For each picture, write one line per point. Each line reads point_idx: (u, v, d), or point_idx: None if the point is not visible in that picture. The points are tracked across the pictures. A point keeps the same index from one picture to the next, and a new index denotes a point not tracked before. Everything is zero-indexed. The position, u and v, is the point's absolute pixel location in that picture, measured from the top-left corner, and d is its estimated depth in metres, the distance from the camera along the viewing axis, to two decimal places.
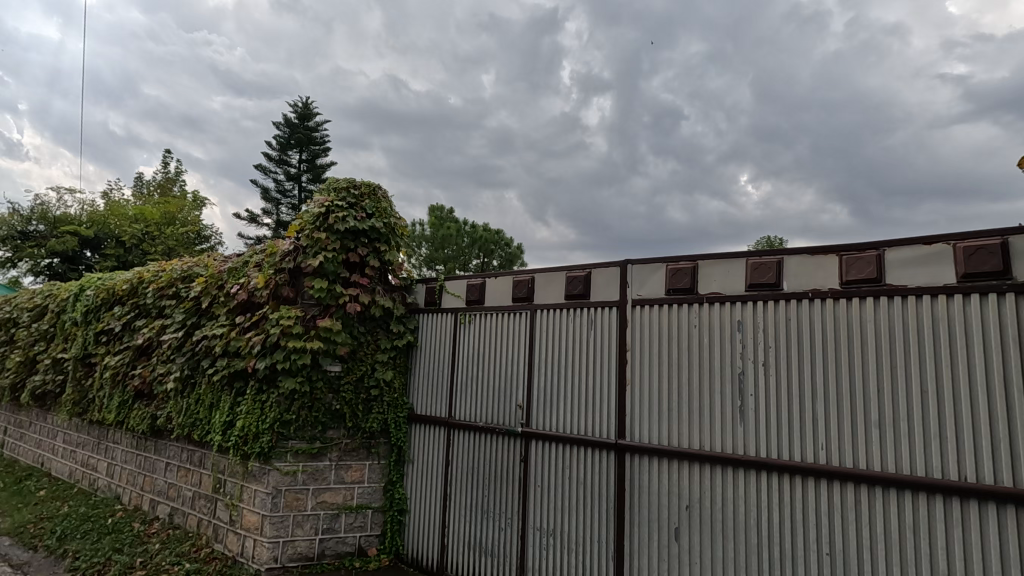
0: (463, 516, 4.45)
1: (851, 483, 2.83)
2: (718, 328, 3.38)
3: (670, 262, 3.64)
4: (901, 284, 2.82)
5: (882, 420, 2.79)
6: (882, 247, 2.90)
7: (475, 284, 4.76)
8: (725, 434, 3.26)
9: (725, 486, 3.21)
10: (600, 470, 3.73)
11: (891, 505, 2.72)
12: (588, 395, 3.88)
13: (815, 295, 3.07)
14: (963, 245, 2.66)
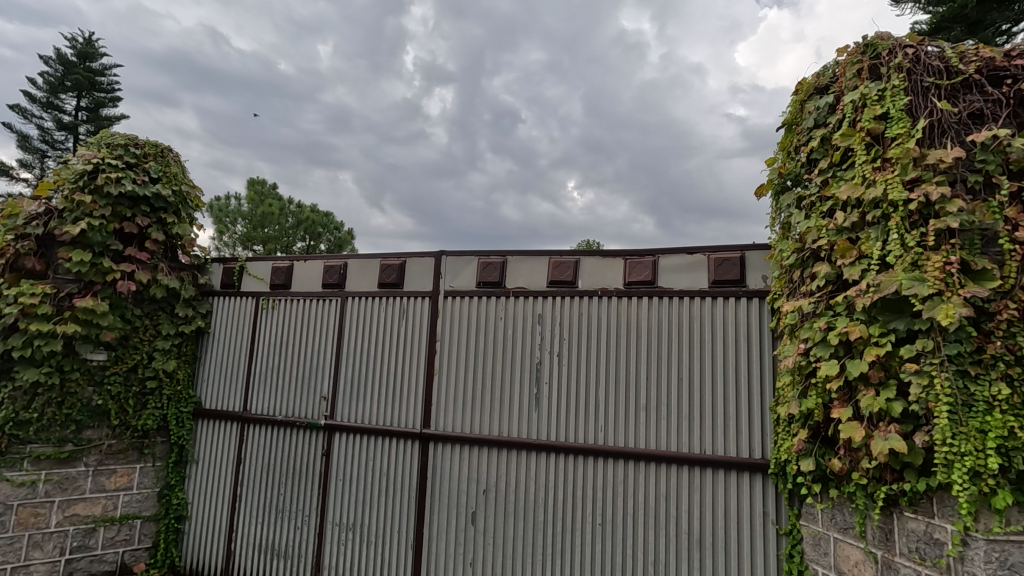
0: (254, 518, 4.10)
1: (621, 460, 3.21)
2: (521, 321, 3.58)
3: (482, 256, 3.75)
4: (668, 287, 3.28)
5: (648, 404, 3.21)
6: (657, 254, 3.33)
7: (281, 266, 4.40)
8: (522, 421, 3.46)
9: (520, 468, 3.42)
10: (404, 461, 3.71)
11: (650, 477, 3.15)
12: (396, 385, 3.83)
13: (602, 294, 3.41)
14: (715, 256, 3.18)
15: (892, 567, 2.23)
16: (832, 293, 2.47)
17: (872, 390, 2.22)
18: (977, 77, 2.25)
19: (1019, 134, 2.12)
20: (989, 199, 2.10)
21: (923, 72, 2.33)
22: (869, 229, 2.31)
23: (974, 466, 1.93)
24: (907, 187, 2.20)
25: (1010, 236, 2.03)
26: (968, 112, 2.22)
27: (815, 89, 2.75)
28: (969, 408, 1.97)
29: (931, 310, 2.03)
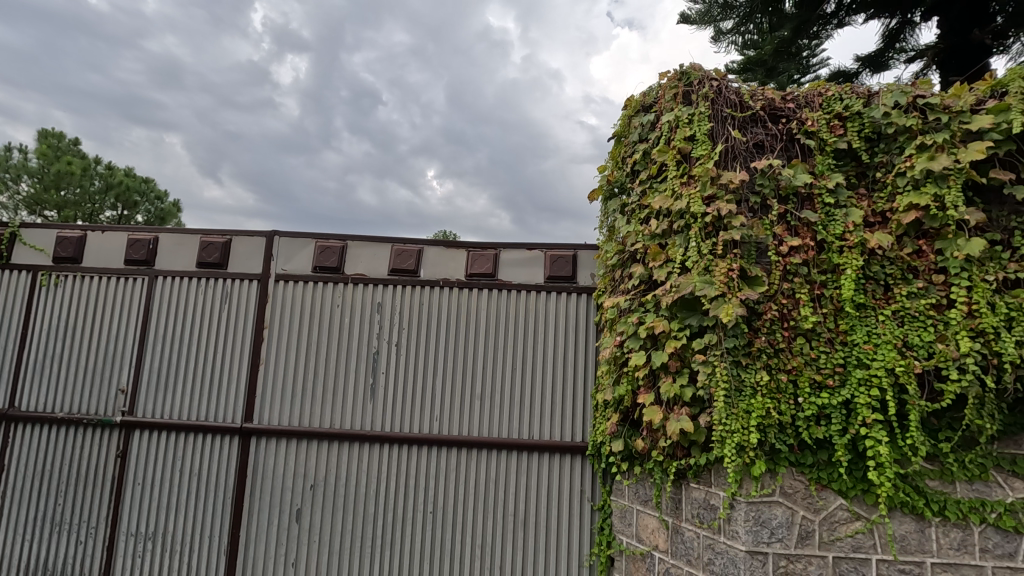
0: (22, 534, 3.43)
1: (455, 448, 3.26)
2: (358, 309, 3.45)
3: (320, 239, 3.54)
4: (507, 280, 3.41)
5: (483, 393, 3.31)
6: (499, 248, 3.45)
7: (70, 237, 3.71)
8: (356, 412, 3.35)
9: (351, 461, 3.30)
10: (221, 458, 3.37)
11: (482, 463, 3.25)
12: (214, 375, 3.46)
13: (444, 284, 3.42)
14: (551, 253, 3.39)
15: (679, 531, 2.60)
16: (644, 292, 2.78)
17: (670, 377, 2.54)
18: (762, 113, 2.65)
19: (788, 165, 2.55)
20: (764, 217, 2.49)
21: (723, 103, 2.69)
22: (675, 237, 2.62)
23: (740, 441, 2.29)
24: (705, 202, 2.53)
25: (776, 249, 2.43)
26: (754, 142, 2.62)
27: (640, 107, 3.04)
28: (740, 393, 2.33)
29: (716, 309, 2.36)
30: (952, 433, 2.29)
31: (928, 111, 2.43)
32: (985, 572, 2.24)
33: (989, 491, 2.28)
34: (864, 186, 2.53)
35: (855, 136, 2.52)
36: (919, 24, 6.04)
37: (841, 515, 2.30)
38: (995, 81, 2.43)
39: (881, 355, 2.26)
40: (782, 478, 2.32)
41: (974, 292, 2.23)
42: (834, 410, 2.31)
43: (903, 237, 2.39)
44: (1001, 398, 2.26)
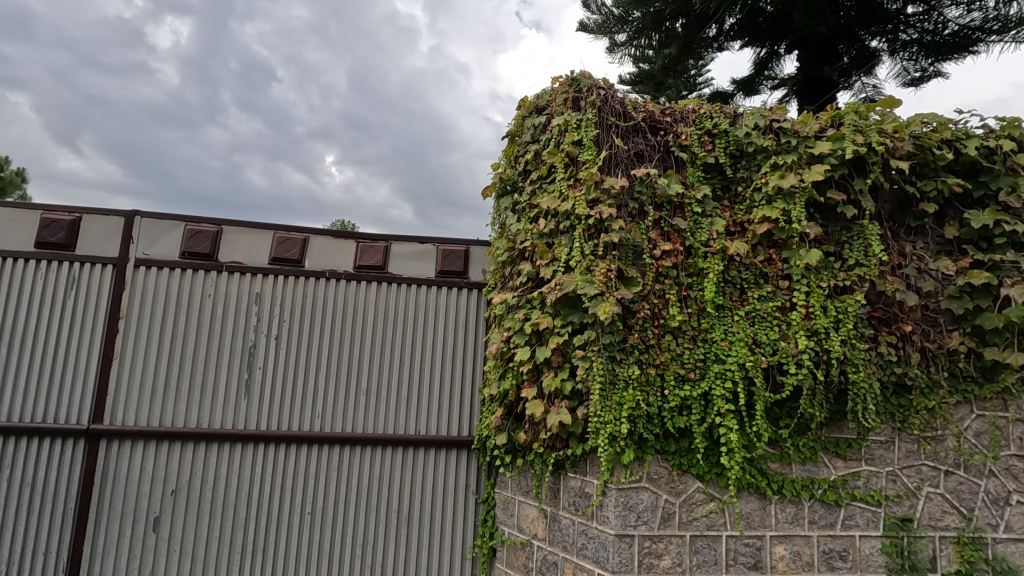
0: None
1: (337, 445, 3.15)
2: (234, 299, 3.20)
3: (191, 222, 3.24)
4: (397, 274, 3.35)
5: (369, 388, 3.23)
6: (390, 240, 3.38)
7: None
8: (227, 410, 3.12)
9: (221, 462, 3.07)
10: (62, 464, 2.99)
11: (365, 460, 3.17)
12: (55, 370, 3.05)
13: (330, 276, 3.29)
14: (443, 248, 3.39)
15: (556, 519, 2.73)
16: (531, 289, 2.86)
17: (552, 371, 2.64)
18: (643, 124, 2.83)
19: (664, 174, 2.74)
20: (641, 222, 2.65)
21: (608, 111, 2.83)
22: (561, 237, 2.73)
23: (612, 431, 2.44)
24: (589, 204, 2.65)
25: (650, 252, 2.60)
26: (635, 151, 2.79)
27: (533, 108, 3.12)
28: (614, 386, 2.48)
29: (595, 306, 2.49)
30: (790, 420, 2.60)
31: (781, 134, 2.73)
32: (812, 541, 2.57)
33: (818, 470, 2.61)
34: (727, 199, 2.78)
35: (721, 152, 2.77)
36: (784, 56, 6.75)
37: (698, 497, 2.53)
38: (834, 113, 2.79)
39: (735, 351, 2.52)
40: (649, 465, 2.51)
41: (811, 297, 2.55)
42: (695, 401, 2.52)
43: (757, 246, 2.66)
44: (829, 389, 2.60)
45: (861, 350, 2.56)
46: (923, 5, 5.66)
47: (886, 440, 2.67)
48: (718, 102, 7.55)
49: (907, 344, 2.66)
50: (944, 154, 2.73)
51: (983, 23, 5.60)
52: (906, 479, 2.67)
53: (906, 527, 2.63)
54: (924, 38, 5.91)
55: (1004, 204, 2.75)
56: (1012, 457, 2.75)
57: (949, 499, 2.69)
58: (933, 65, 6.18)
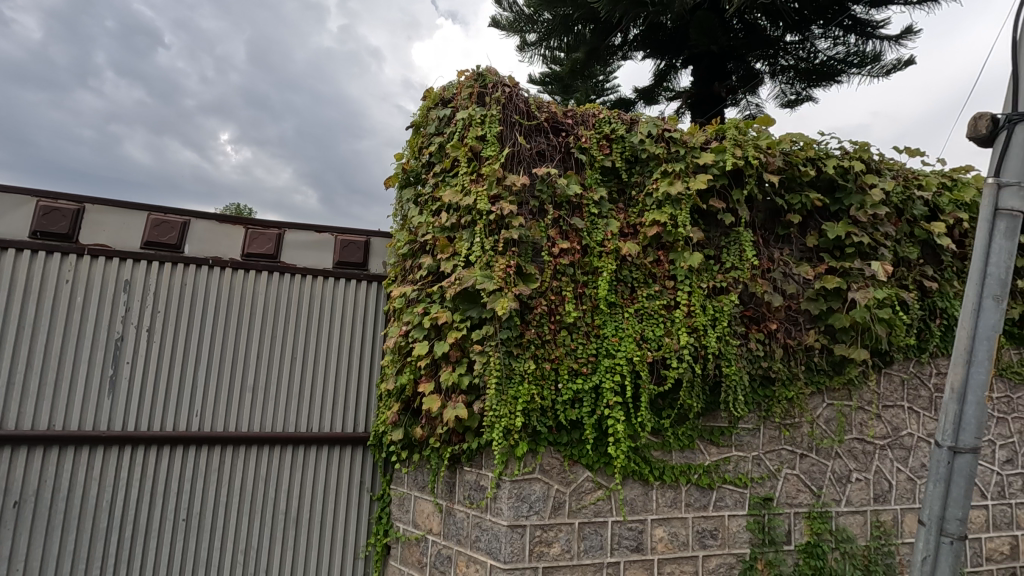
0: None
1: (218, 445, 2.95)
2: (98, 287, 2.87)
3: (45, 198, 2.86)
4: (291, 263, 3.18)
5: (256, 384, 3.05)
6: (283, 227, 3.20)
7: None
8: (87, 409, 2.79)
9: (78, 468, 2.75)
10: None
11: (250, 460, 2.99)
12: None
13: (214, 263, 3.05)
14: (341, 238, 3.28)
15: (451, 513, 2.74)
16: (431, 283, 2.85)
17: (450, 366, 2.64)
18: (545, 124, 2.90)
19: (564, 175, 2.83)
20: (540, 220, 2.72)
21: (512, 109, 2.87)
22: (462, 231, 2.73)
23: (506, 425, 2.49)
24: (491, 200, 2.67)
25: (549, 250, 2.67)
26: (536, 150, 2.86)
27: (439, 100, 3.09)
28: (509, 379, 2.53)
29: (493, 302, 2.52)
30: (671, 411, 2.79)
31: (672, 144, 2.91)
32: (688, 522, 2.79)
33: (695, 456, 2.83)
34: (622, 202, 2.92)
35: (617, 157, 2.90)
36: (680, 70, 7.20)
37: (587, 486, 2.64)
38: (718, 126, 3.02)
39: (624, 347, 2.65)
40: (541, 456, 2.58)
41: (692, 297, 2.76)
42: (586, 394, 2.63)
43: (648, 247, 2.82)
44: (706, 382, 2.82)
45: (733, 346, 2.81)
46: (799, 35, 6.27)
47: (752, 428, 2.95)
48: (621, 108, 7.90)
49: (772, 341, 2.94)
50: (808, 171, 3.05)
51: (846, 57, 6.31)
52: (769, 462, 2.96)
53: (767, 506, 2.92)
54: (799, 65, 6.56)
55: (854, 218, 3.13)
56: (853, 440, 3.15)
57: (803, 479, 3.02)
58: (805, 90, 6.88)
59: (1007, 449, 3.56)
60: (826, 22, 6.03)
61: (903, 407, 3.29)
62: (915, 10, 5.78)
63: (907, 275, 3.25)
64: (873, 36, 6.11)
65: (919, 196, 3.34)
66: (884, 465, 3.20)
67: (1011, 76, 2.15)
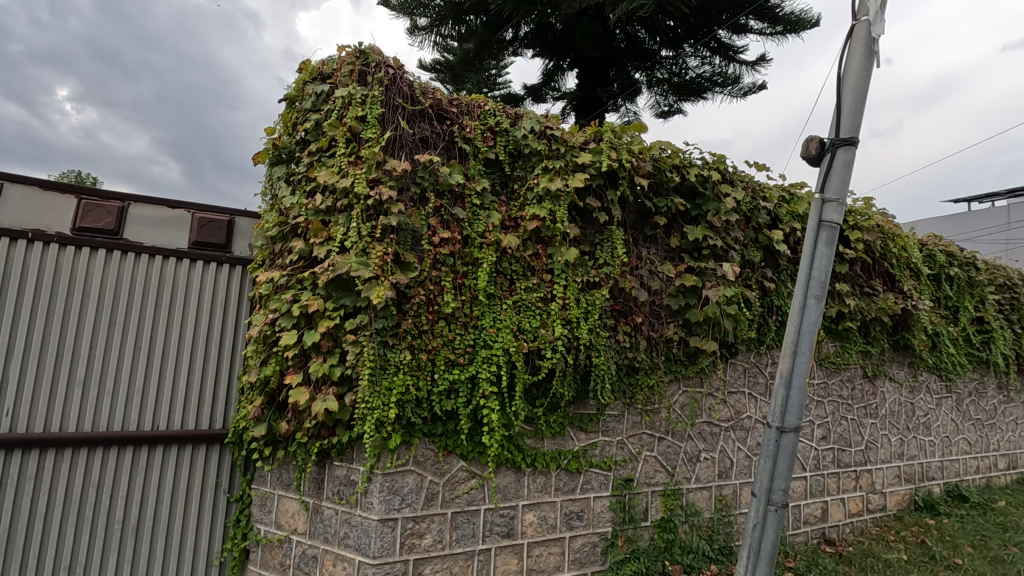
0: None
1: (36, 449, 2.53)
2: None
3: None
4: (136, 241, 2.83)
5: (88, 378, 2.67)
6: (127, 200, 2.82)
7: None
8: None
9: None
10: None
11: (78, 465, 2.61)
12: None
13: (36, 237, 2.61)
14: (199, 215, 2.97)
15: (318, 511, 2.61)
16: (302, 268, 2.69)
17: (320, 357, 2.51)
18: (429, 111, 2.85)
19: (447, 164, 2.80)
20: (421, 208, 2.67)
21: (396, 92, 2.78)
22: (338, 216, 2.61)
23: (379, 417, 2.43)
24: (369, 184, 2.57)
25: (429, 239, 2.63)
26: (420, 136, 2.80)
27: (317, 74, 2.90)
28: (384, 370, 2.46)
29: (368, 290, 2.44)
30: (544, 400, 2.88)
31: (553, 141, 3.00)
32: (556, 506, 2.91)
33: (565, 442, 2.96)
34: (505, 194, 2.95)
35: (501, 150, 2.93)
36: (567, 71, 7.44)
37: (461, 475, 2.66)
38: (596, 128, 3.16)
39: (501, 337, 2.69)
40: (415, 448, 2.55)
41: (567, 290, 2.87)
42: (462, 384, 2.63)
43: (527, 241, 2.88)
44: (577, 371, 2.95)
45: (602, 338, 2.97)
46: (673, 51, 6.74)
47: (618, 414, 3.15)
48: (510, 104, 7.98)
49: (638, 333, 3.16)
50: (674, 177, 3.31)
51: (712, 76, 6.94)
52: (631, 446, 3.18)
53: (627, 486, 3.15)
54: (672, 79, 7.08)
55: (710, 223, 3.45)
56: (703, 424, 3.49)
57: (660, 460, 3.29)
58: (677, 103, 7.45)
59: (823, 427, 4.17)
60: (696, 42, 6.56)
61: (745, 393, 3.71)
62: (768, 41, 6.48)
63: (751, 277, 3.66)
64: (734, 60, 6.77)
65: (763, 206, 3.77)
66: (727, 445, 3.59)
67: (835, 107, 2.50)
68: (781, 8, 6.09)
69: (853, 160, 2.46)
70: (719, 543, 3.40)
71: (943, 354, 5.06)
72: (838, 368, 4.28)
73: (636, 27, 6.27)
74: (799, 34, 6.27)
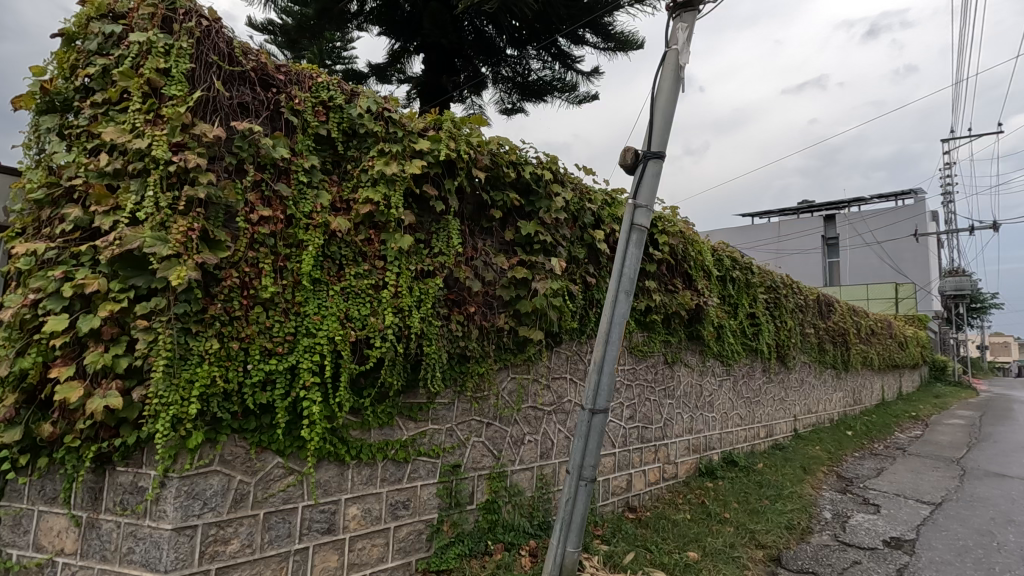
0: None
1: None
2: None
3: None
4: None
5: None
6: None
7: None
8: None
9: None
10: None
11: None
12: None
13: None
14: None
15: (94, 525, 2.23)
16: (79, 241, 2.26)
17: (101, 347, 2.14)
18: (251, 74, 2.57)
19: (270, 135, 2.56)
20: (237, 181, 2.41)
21: (210, 48, 2.47)
22: (129, 181, 2.24)
23: (176, 413, 2.15)
24: (172, 149, 2.25)
25: (246, 216, 2.39)
26: (238, 101, 2.52)
27: (107, 11, 2.44)
28: (184, 361, 2.18)
29: (166, 270, 2.14)
30: (372, 390, 2.80)
31: (390, 124, 2.92)
32: (382, 497, 2.86)
33: (393, 432, 2.92)
34: (336, 174, 2.79)
35: (334, 126, 2.75)
36: (413, 55, 7.27)
37: (276, 473, 2.48)
38: (436, 117, 3.15)
39: (326, 326, 2.55)
40: (222, 446, 2.32)
41: (400, 278, 2.82)
42: (280, 375, 2.44)
43: (359, 225, 2.75)
44: (407, 360, 2.92)
45: (435, 327, 2.97)
46: (517, 51, 6.96)
47: (448, 402, 3.19)
48: (352, 80, 7.58)
49: (470, 322, 3.21)
50: (510, 173, 3.42)
51: (551, 81, 7.36)
52: (459, 432, 3.25)
53: (455, 472, 3.21)
54: (515, 78, 7.35)
55: (542, 219, 3.66)
56: (528, 408, 3.70)
57: (487, 445, 3.41)
58: (519, 101, 7.77)
59: (630, 408, 4.69)
60: (538, 46, 6.85)
61: (566, 378, 4.01)
62: (601, 56, 7.05)
63: (575, 272, 3.95)
64: (572, 69, 7.25)
65: (588, 207, 4.10)
66: (549, 427, 3.85)
67: (649, 123, 2.80)
68: (612, 27, 6.64)
69: (660, 172, 2.78)
70: (539, 519, 3.65)
71: (725, 343, 6.00)
72: (644, 356, 4.84)
73: (483, 22, 6.38)
74: (626, 53, 6.93)
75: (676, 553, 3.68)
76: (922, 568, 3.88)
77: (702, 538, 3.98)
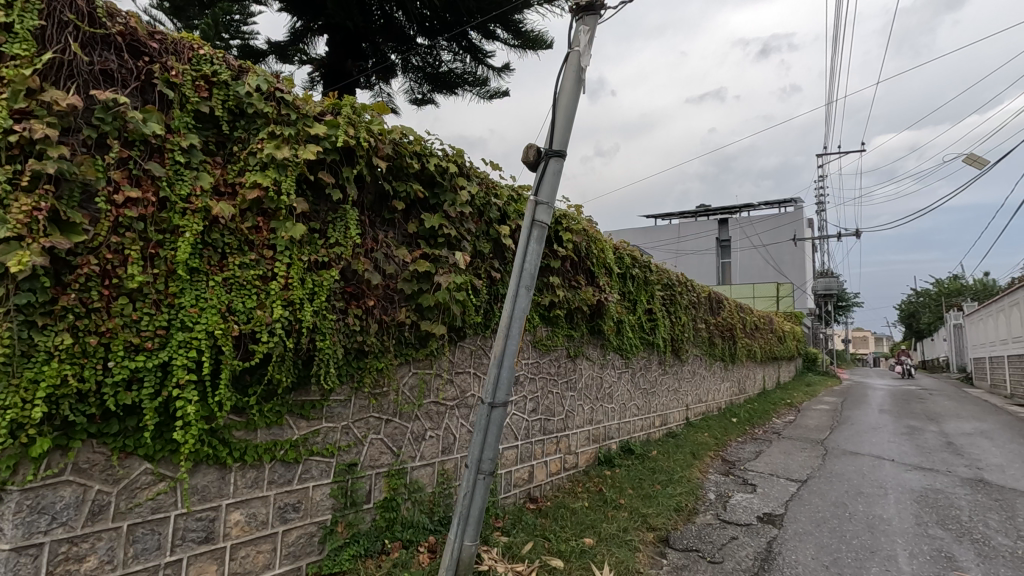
0: None
1: None
2: None
3: None
4: None
5: None
6: None
7: None
8: None
9: None
10: None
11: None
12: None
13: None
14: None
15: None
16: None
17: None
18: (117, 39, 2.32)
19: (140, 108, 2.31)
20: (97, 157, 2.15)
21: (65, 4, 2.19)
22: None
23: (16, 418, 1.90)
24: (14, 116, 1.97)
25: (108, 196, 2.14)
26: (100, 68, 2.25)
27: None
28: (26, 359, 1.93)
29: (2, 255, 1.88)
30: (258, 387, 2.63)
31: (283, 105, 2.75)
32: (268, 500, 2.70)
33: (282, 433, 2.76)
34: (220, 156, 2.58)
35: (218, 104, 2.54)
36: (317, 35, 6.92)
37: (144, 480, 2.26)
38: (335, 101, 3.01)
39: (204, 319, 2.35)
40: (75, 453, 2.08)
41: (291, 269, 2.65)
42: (149, 373, 2.22)
43: (246, 211, 2.56)
44: (298, 356, 2.76)
45: (329, 321, 2.84)
46: (427, 41, 6.85)
47: (344, 399, 3.08)
48: (249, 58, 7.08)
49: (369, 316, 3.10)
50: (413, 164, 3.36)
51: (461, 73, 7.33)
52: (356, 430, 3.14)
53: (351, 471, 3.10)
54: (425, 68, 7.24)
55: (446, 213, 3.62)
56: (430, 403, 3.65)
57: (386, 442, 3.33)
58: (430, 92, 7.69)
59: (533, 401, 4.79)
60: (449, 38, 6.78)
61: (470, 373, 4.00)
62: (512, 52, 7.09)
63: (481, 266, 3.94)
64: (482, 63, 7.24)
65: (494, 202, 4.11)
66: (451, 422, 3.83)
67: (551, 122, 2.86)
68: (523, 24, 6.69)
69: (562, 170, 2.84)
70: (439, 515, 3.62)
71: (624, 337, 6.29)
72: (548, 350, 4.95)
73: (392, 7, 6.20)
74: (537, 51, 7.03)
75: (572, 540, 3.81)
76: (787, 538, 4.30)
77: (598, 524, 4.14)
